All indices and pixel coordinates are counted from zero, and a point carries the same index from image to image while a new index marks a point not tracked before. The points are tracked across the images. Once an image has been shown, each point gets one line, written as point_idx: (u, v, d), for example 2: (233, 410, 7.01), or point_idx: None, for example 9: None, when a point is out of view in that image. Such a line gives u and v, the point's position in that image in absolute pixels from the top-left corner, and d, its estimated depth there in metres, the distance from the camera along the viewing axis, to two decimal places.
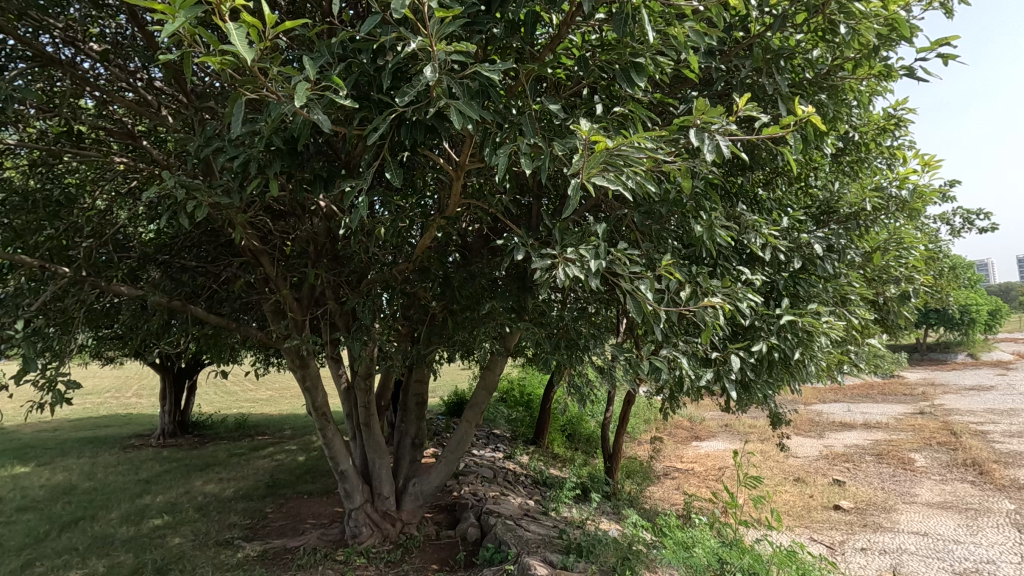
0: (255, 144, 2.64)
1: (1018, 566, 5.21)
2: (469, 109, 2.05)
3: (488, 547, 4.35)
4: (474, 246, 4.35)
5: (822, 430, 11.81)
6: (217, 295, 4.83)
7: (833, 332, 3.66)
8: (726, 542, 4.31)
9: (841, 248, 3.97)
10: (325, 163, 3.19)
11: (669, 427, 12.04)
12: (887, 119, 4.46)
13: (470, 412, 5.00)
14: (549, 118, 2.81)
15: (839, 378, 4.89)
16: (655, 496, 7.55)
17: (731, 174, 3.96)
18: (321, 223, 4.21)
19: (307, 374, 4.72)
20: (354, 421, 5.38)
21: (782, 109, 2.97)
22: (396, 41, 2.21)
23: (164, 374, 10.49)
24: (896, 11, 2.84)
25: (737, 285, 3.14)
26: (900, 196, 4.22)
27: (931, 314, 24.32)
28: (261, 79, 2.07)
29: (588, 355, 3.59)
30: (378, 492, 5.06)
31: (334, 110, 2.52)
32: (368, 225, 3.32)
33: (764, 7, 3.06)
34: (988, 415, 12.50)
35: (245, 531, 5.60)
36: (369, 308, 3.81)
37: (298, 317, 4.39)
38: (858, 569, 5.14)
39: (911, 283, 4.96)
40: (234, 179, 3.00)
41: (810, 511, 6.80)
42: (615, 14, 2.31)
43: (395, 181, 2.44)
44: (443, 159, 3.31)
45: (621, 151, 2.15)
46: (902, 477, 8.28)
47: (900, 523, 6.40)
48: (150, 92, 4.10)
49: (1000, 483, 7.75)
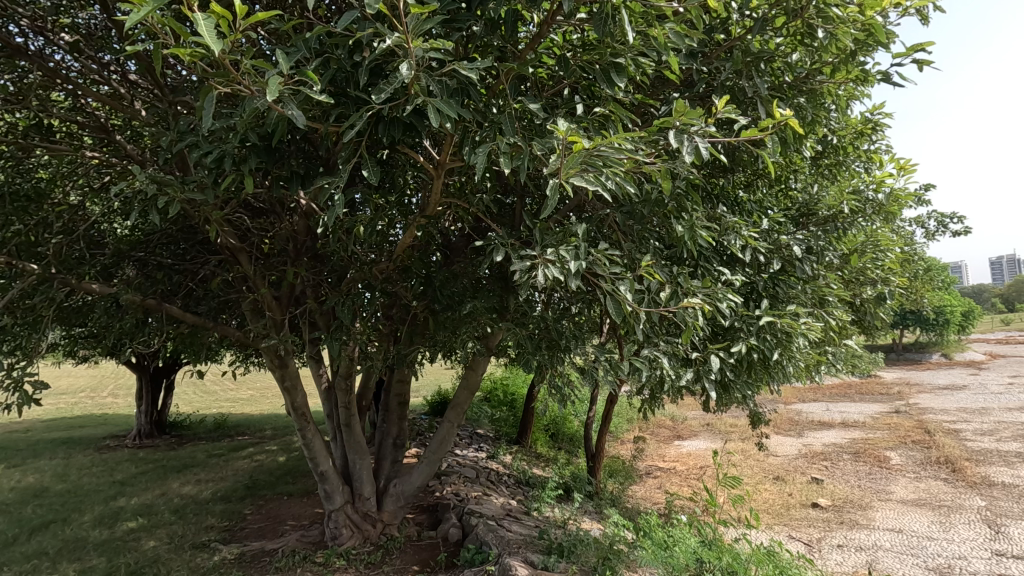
0: (231, 139, 2.58)
1: (989, 562, 5.32)
2: (447, 106, 2.03)
3: (469, 548, 4.32)
4: (457, 245, 4.32)
5: (802, 429, 11.96)
6: (194, 293, 4.73)
7: (811, 332, 3.70)
8: (705, 541, 4.34)
9: (819, 249, 4.02)
10: (303, 160, 3.14)
11: (652, 426, 12.11)
12: (865, 122, 4.52)
13: (452, 412, 4.96)
14: (530, 118, 2.79)
15: (818, 379, 4.94)
16: (636, 495, 7.59)
17: (711, 175, 3.99)
18: (300, 221, 4.13)
19: (286, 374, 4.64)
20: (334, 421, 5.31)
21: (761, 112, 3.01)
22: (373, 37, 2.18)
23: (140, 373, 10.32)
24: (872, 16, 2.88)
25: (717, 285, 3.14)
26: (877, 200, 4.39)
27: (907, 315, 24.81)
28: (233, 73, 2.03)
29: (569, 356, 3.59)
30: (359, 493, 5.00)
31: (311, 106, 2.47)
32: (347, 224, 3.28)
33: (745, 9, 3.08)
34: (960, 413, 12.80)
35: (222, 534, 5.49)
36: (349, 307, 3.75)
37: (277, 316, 4.31)
38: (833, 566, 5.23)
39: (887, 284, 5.06)
40: (209, 175, 2.93)
41: (789, 509, 6.89)
42: (595, 14, 2.32)
43: (372, 179, 2.41)
44: (423, 157, 3.28)
45: (600, 152, 2.13)
46: (878, 475, 8.43)
47: (876, 521, 6.52)
48: (124, 85, 4.00)
49: (971, 480, 7.93)
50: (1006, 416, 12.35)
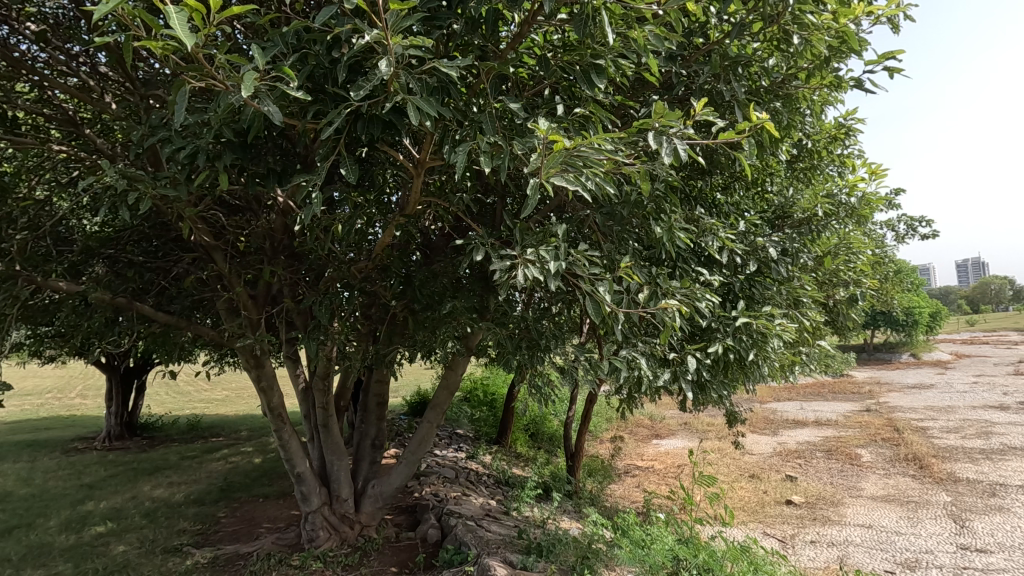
0: (205, 135, 2.52)
1: (954, 556, 5.48)
2: (427, 104, 2.02)
3: (448, 549, 4.29)
4: (437, 245, 4.29)
5: (776, 428, 12.19)
6: (166, 292, 4.62)
7: (786, 333, 3.77)
8: (682, 539, 4.39)
9: (794, 251, 4.11)
10: (280, 157, 3.09)
11: (630, 426, 12.22)
12: (838, 127, 4.62)
13: (431, 412, 4.93)
14: (511, 117, 2.78)
15: (792, 378, 5.03)
16: (615, 494, 7.64)
17: (690, 177, 4.03)
18: (277, 219, 4.06)
19: (262, 374, 4.56)
20: (312, 422, 5.24)
21: (738, 115, 3.06)
22: (352, 33, 2.16)
23: (110, 374, 10.07)
24: (845, 24, 2.96)
25: (695, 286, 3.18)
26: (849, 203, 4.57)
27: (878, 316, 25.47)
28: (207, 68, 2.00)
29: (549, 355, 3.60)
30: (337, 494, 4.94)
31: (288, 102, 2.43)
32: (326, 223, 3.24)
33: (722, 15, 3.12)
34: (927, 412, 13.17)
35: (195, 537, 5.37)
36: (327, 307, 3.71)
37: (253, 315, 4.23)
38: (806, 562, 5.34)
39: (859, 286, 5.19)
40: (182, 171, 2.85)
41: (764, 506, 7.02)
42: (576, 14, 2.33)
43: (351, 177, 2.38)
44: (403, 155, 3.25)
45: (580, 152, 2.16)
46: (850, 472, 8.63)
47: (847, 517, 6.67)
48: (94, 77, 3.87)
49: (938, 476, 8.17)
50: (970, 414, 12.76)
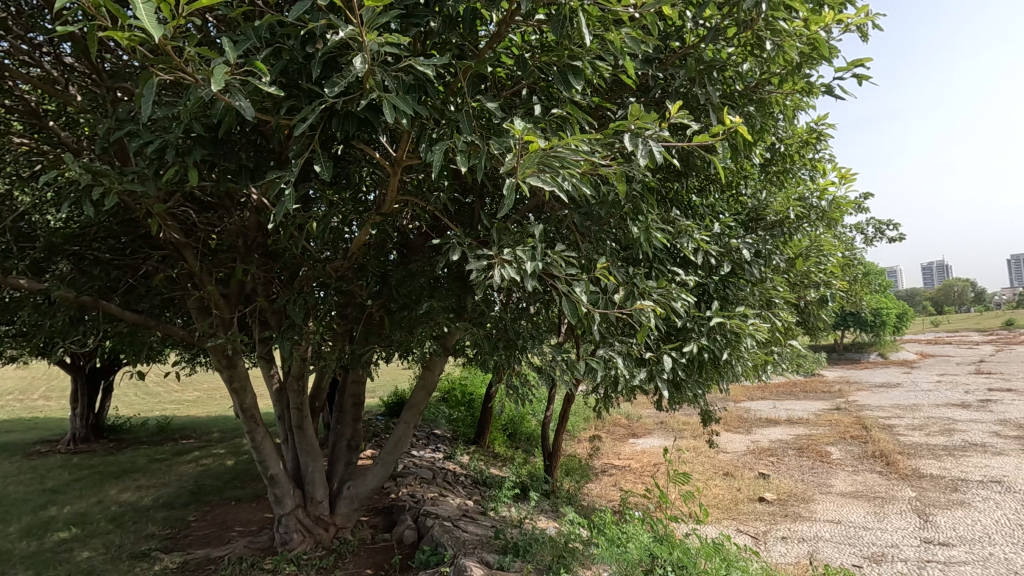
0: (174, 129, 2.46)
1: (919, 549, 5.65)
2: (403, 102, 2.00)
3: (424, 550, 4.26)
4: (415, 244, 4.26)
5: (750, 426, 12.41)
6: (135, 290, 4.49)
7: (758, 333, 3.84)
8: (657, 537, 4.44)
9: (767, 253, 4.19)
10: (253, 153, 3.03)
11: (608, 425, 12.32)
12: (810, 133, 4.73)
13: (408, 413, 4.89)
14: (488, 117, 2.77)
15: (765, 377, 5.13)
16: (592, 493, 7.70)
17: (666, 179, 4.08)
18: (251, 217, 3.98)
19: (234, 374, 4.47)
20: (286, 423, 5.15)
21: (713, 119, 3.11)
22: (327, 29, 2.13)
23: (75, 375, 9.77)
24: (815, 31, 3.03)
25: (671, 286, 3.21)
26: (820, 207, 4.67)
27: (847, 317, 26.15)
28: (176, 61, 1.97)
29: (526, 355, 3.60)
30: (311, 496, 4.86)
31: (260, 97, 2.39)
32: (300, 220, 3.19)
33: (698, 20, 3.16)
34: (894, 410, 13.55)
35: (163, 542, 5.24)
36: (301, 306, 3.65)
37: (224, 314, 4.15)
38: (778, 557, 5.46)
39: (829, 287, 5.32)
40: (150, 166, 2.78)
41: (737, 504, 7.14)
42: (553, 15, 2.34)
43: (325, 174, 2.36)
44: (380, 153, 3.22)
45: (556, 153, 2.17)
46: (820, 469, 8.84)
47: (817, 513, 6.83)
48: (58, 68, 3.74)
49: (903, 472, 8.42)
50: (934, 411, 13.19)
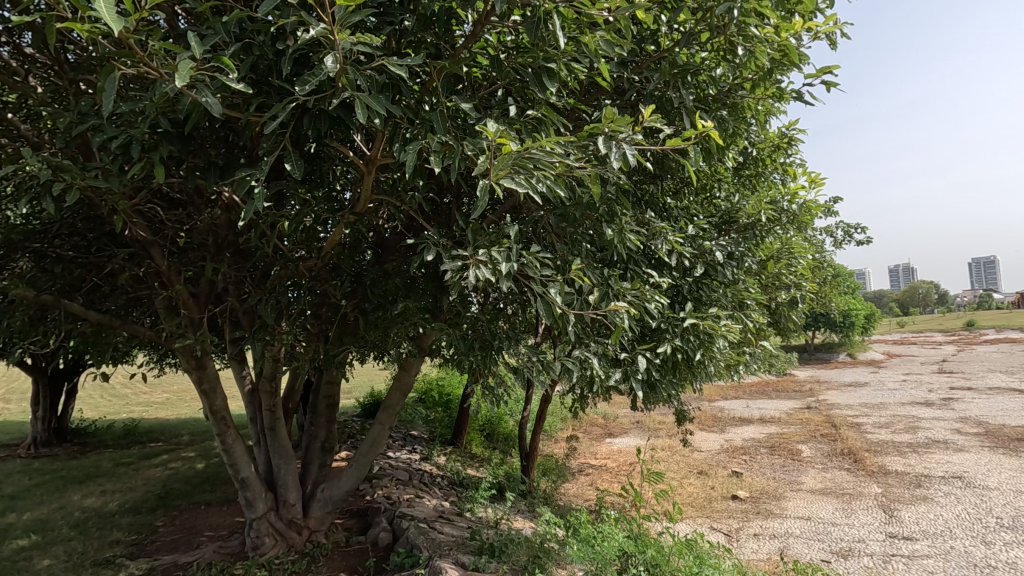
0: (139, 124, 2.40)
1: (884, 543, 5.82)
2: (376, 102, 1.99)
3: (399, 552, 4.22)
4: (390, 243, 4.22)
5: (723, 425, 12.62)
6: (100, 289, 4.35)
7: (731, 334, 3.90)
8: (631, 535, 4.48)
9: (739, 255, 4.27)
10: (223, 150, 2.97)
11: (584, 425, 12.40)
12: (782, 137, 4.82)
13: (383, 414, 4.84)
14: (463, 117, 2.75)
15: (737, 378, 5.21)
16: (569, 493, 7.74)
17: (641, 181, 4.12)
18: (221, 215, 3.90)
19: (203, 375, 4.36)
20: (258, 425, 5.05)
21: (686, 122, 3.15)
22: (298, 25, 2.10)
23: (36, 377, 9.46)
24: (786, 38, 3.09)
25: (645, 288, 3.24)
26: (791, 210, 4.77)
27: (818, 317, 26.78)
28: (140, 54, 1.94)
29: (502, 356, 3.60)
30: (283, 499, 4.77)
31: (229, 93, 2.34)
32: (271, 219, 3.13)
33: (672, 24, 3.20)
34: (862, 408, 13.93)
35: (129, 548, 5.09)
36: (272, 306, 3.59)
37: (193, 314, 4.05)
38: (749, 554, 5.56)
39: (799, 289, 5.43)
40: (114, 161, 2.70)
41: (711, 502, 7.25)
42: (528, 17, 2.35)
43: (296, 173, 2.33)
44: (353, 151, 3.18)
45: (530, 154, 2.18)
46: (791, 467, 9.03)
47: (788, 509, 6.97)
48: (16, 57, 3.59)
49: (870, 469, 8.65)
50: (900, 410, 13.58)
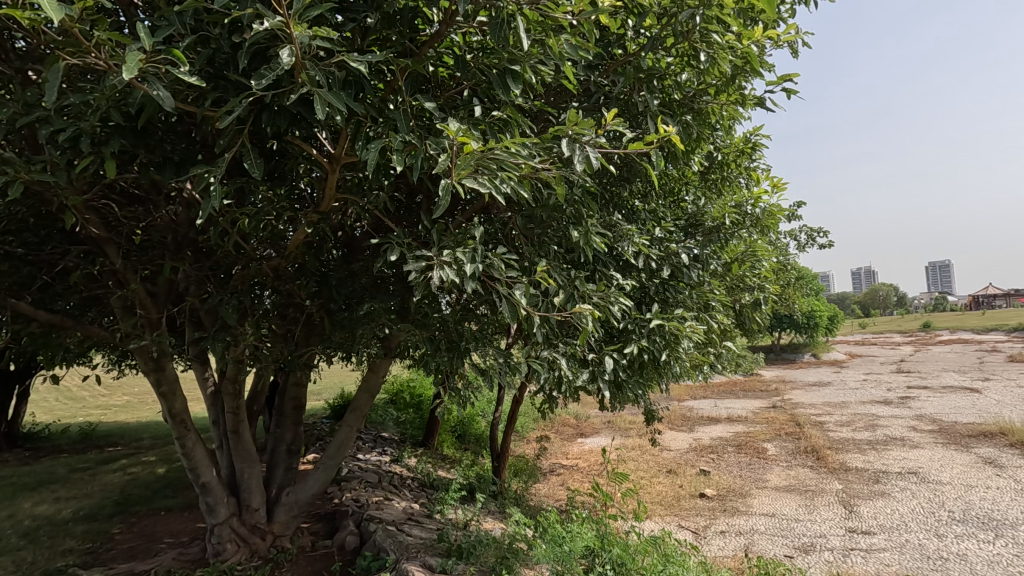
0: (88, 116, 2.31)
1: (844, 538, 5.99)
2: (336, 99, 1.96)
3: (366, 556, 4.18)
4: (356, 242, 4.16)
5: (693, 424, 12.85)
6: (51, 287, 4.18)
7: (695, 335, 3.96)
8: (600, 533, 4.51)
9: (704, 258, 4.35)
10: (180, 145, 2.89)
11: (556, 425, 12.47)
12: (746, 142, 4.93)
13: (351, 416, 4.76)
14: (428, 117, 2.75)
15: (703, 377, 5.31)
16: (540, 493, 7.77)
17: (610, 184, 4.17)
18: (181, 211, 3.79)
19: (162, 378, 4.23)
20: (221, 428, 4.92)
21: (650, 126, 3.21)
22: (256, 18, 2.06)
23: None
24: (747, 46, 3.16)
25: (610, 290, 3.28)
26: (754, 214, 4.90)
27: (784, 319, 27.51)
28: (87, 43, 1.88)
29: (470, 357, 3.57)
30: (246, 504, 4.66)
31: (183, 86, 2.28)
32: (230, 217, 3.05)
33: (638, 29, 3.24)
34: (825, 408, 14.29)
35: (83, 557, 4.90)
36: (234, 306, 3.50)
37: (151, 314, 3.93)
38: (716, 551, 5.67)
39: (763, 291, 5.56)
40: (62, 154, 2.60)
41: (679, 500, 7.37)
42: (492, 18, 2.35)
43: (254, 169, 2.28)
44: (317, 149, 3.13)
45: (493, 155, 2.18)
46: (757, 465, 9.25)
47: (753, 507, 7.14)
48: None
49: (831, 466, 8.90)
50: (861, 408, 14.03)
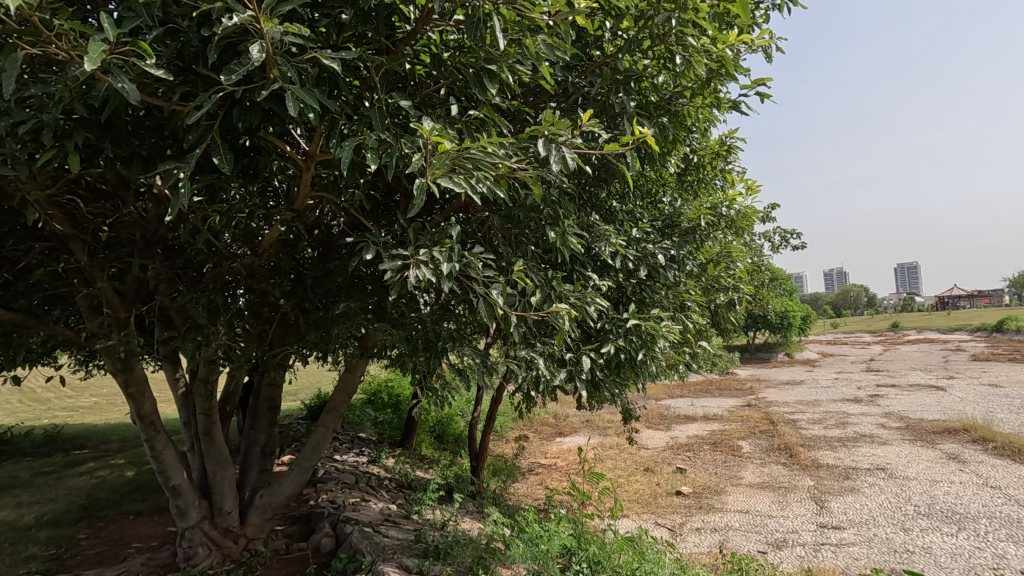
0: (50, 109, 2.24)
1: (815, 533, 6.13)
2: (309, 96, 1.93)
3: (341, 558, 4.13)
4: (332, 241, 4.11)
5: (670, 423, 12.98)
6: (13, 285, 4.04)
7: (671, 334, 4.01)
8: (577, 532, 4.53)
9: (680, 259, 4.41)
10: (148, 139, 2.82)
11: (535, 424, 12.49)
12: (722, 145, 4.99)
13: (327, 416, 4.70)
14: (404, 115, 2.72)
15: (679, 377, 5.37)
16: (519, 492, 7.78)
17: (588, 185, 4.19)
18: (150, 208, 3.70)
19: (130, 378, 4.11)
20: (192, 429, 4.81)
21: (626, 127, 3.24)
22: (227, 11, 2.02)
23: None
24: (722, 49, 3.21)
25: (587, 290, 3.29)
26: (729, 215, 4.97)
27: (759, 319, 28.00)
28: (48, 33, 1.82)
29: (447, 357, 3.55)
30: (219, 507, 4.56)
31: (151, 79, 2.22)
32: (200, 214, 2.99)
33: (616, 31, 3.26)
34: (797, 406, 14.59)
35: (46, 564, 4.75)
36: (205, 305, 3.42)
37: (119, 313, 3.82)
38: (691, 547, 5.75)
39: (737, 291, 5.64)
40: (22, 147, 2.51)
41: (656, 498, 7.45)
42: (468, 17, 2.33)
43: (225, 166, 2.23)
44: (291, 146, 3.08)
45: (468, 154, 2.17)
46: (731, 462, 9.40)
47: (728, 504, 7.25)
48: None
49: (803, 463, 9.09)
50: (832, 406, 14.36)
